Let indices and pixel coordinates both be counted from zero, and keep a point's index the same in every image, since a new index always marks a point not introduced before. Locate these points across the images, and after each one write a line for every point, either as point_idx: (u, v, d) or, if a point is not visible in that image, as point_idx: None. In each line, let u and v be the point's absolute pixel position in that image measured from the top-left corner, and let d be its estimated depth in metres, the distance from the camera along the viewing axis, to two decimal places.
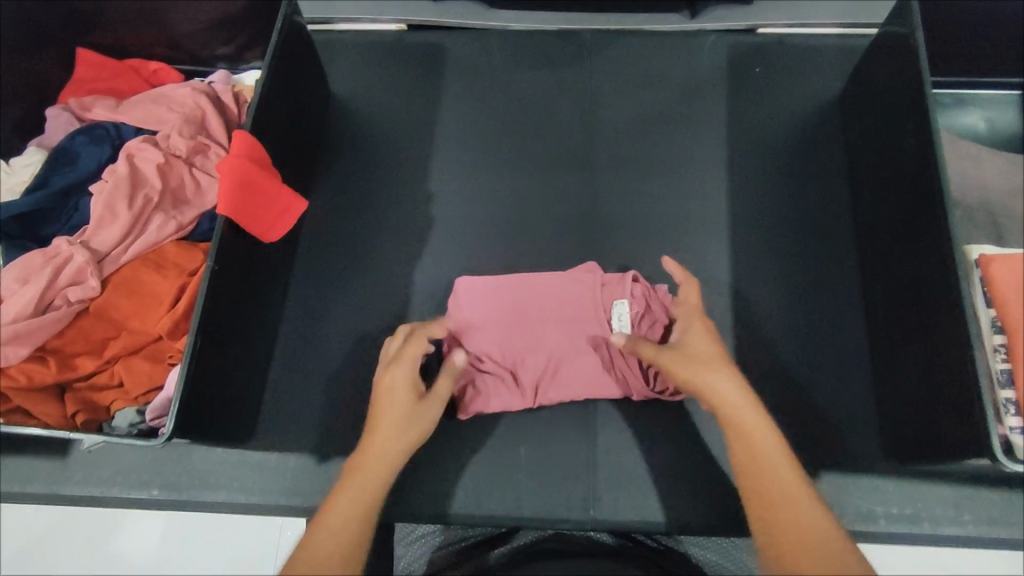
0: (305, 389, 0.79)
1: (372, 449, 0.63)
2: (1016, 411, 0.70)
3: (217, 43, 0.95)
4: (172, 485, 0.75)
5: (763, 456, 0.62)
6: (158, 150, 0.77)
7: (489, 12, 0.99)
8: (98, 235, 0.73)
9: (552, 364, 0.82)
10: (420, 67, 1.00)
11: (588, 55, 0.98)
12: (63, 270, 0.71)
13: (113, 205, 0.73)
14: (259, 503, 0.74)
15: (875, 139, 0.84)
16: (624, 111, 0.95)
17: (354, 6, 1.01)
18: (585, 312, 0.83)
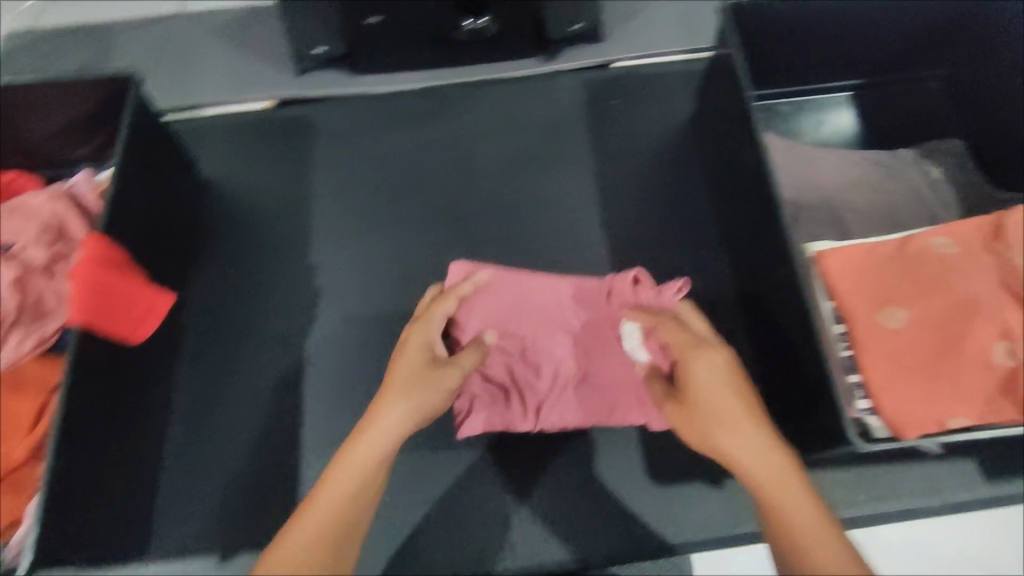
0: (197, 491, 0.79)
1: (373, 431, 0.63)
2: (863, 394, 0.61)
3: (75, 144, 0.94)
4: None
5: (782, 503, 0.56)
6: (13, 268, 0.76)
7: (353, 78, 1.03)
8: None
9: (565, 382, 0.81)
10: (289, 139, 1.02)
11: (451, 110, 1.03)
12: None
13: None
14: None
15: (725, 148, 0.89)
16: (495, 156, 1.00)
17: (219, 89, 1.02)
18: (593, 326, 0.83)
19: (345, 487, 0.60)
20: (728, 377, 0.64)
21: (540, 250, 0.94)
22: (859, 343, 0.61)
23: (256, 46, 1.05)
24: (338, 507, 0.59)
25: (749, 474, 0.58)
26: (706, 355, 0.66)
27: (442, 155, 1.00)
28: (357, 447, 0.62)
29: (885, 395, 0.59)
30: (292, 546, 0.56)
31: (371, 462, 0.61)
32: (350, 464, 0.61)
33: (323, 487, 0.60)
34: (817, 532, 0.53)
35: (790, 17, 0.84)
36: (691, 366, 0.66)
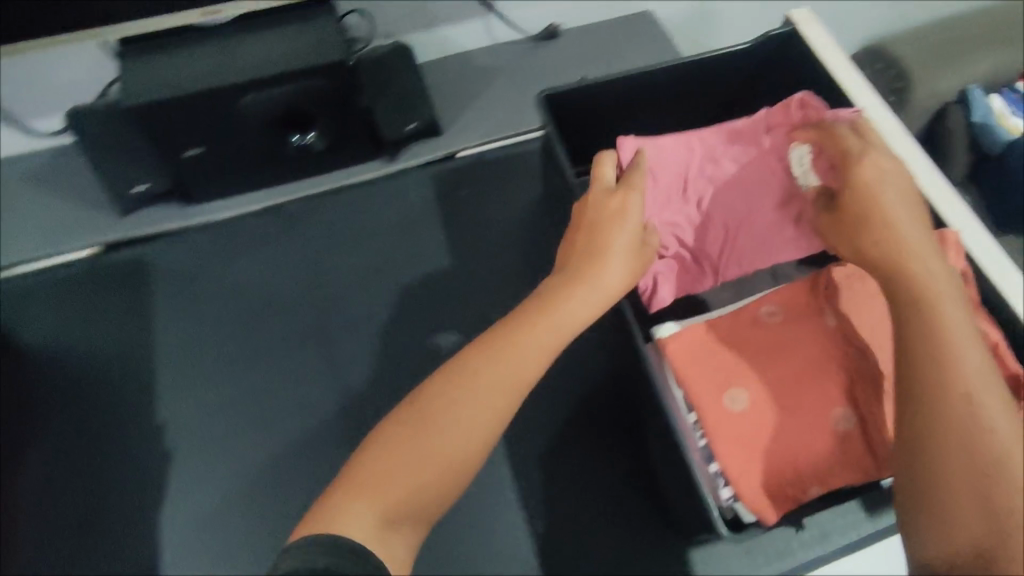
0: None
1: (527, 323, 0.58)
2: (726, 483, 0.62)
3: None
4: None
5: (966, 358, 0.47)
6: None
7: (189, 210, 0.97)
8: None
9: (728, 226, 0.70)
10: (124, 285, 0.94)
11: (298, 225, 0.99)
12: None
13: None
14: None
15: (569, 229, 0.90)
16: (348, 267, 0.96)
17: (34, 244, 0.94)
18: (763, 163, 0.71)
19: (452, 433, 0.54)
20: (904, 195, 0.57)
21: (408, 359, 0.90)
22: (713, 433, 0.61)
23: (72, 188, 0.97)
24: (472, 427, 0.54)
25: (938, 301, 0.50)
26: (881, 164, 0.58)
27: (294, 274, 0.95)
28: (492, 372, 0.56)
29: (742, 481, 0.60)
30: (376, 482, 0.50)
31: (496, 399, 0.55)
32: (477, 388, 0.56)
33: (457, 398, 0.55)
34: (993, 405, 0.45)
35: (602, 99, 0.87)
36: (863, 172, 0.57)
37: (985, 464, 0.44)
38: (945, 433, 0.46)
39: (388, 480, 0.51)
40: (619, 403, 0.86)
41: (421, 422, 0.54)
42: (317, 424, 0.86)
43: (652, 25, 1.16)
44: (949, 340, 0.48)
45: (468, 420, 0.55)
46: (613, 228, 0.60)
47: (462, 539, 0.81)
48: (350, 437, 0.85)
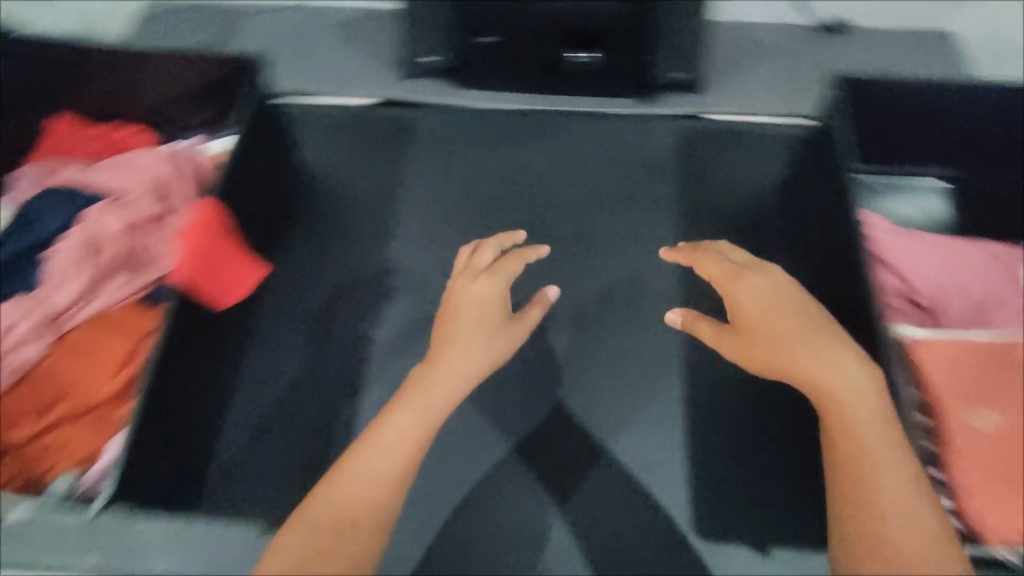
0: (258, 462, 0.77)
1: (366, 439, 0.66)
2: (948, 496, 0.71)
3: (188, 113, 1.01)
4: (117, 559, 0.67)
5: (856, 454, 0.63)
6: (122, 214, 0.80)
7: (458, 91, 1.04)
8: (56, 292, 0.73)
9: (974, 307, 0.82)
10: (385, 137, 1.02)
11: (549, 133, 1.02)
12: (10, 331, 0.69)
13: (69, 266, 0.74)
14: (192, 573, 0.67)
15: (816, 219, 0.94)
16: (583, 183, 1.00)
17: (325, 80, 1.05)
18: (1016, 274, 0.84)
19: (367, 486, 0.62)
20: (771, 300, 0.75)
21: (615, 284, 0.93)
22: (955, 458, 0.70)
23: (369, 47, 1.09)
24: (361, 500, 0.62)
25: (838, 399, 0.65)
26: (759, 275, 0.78)
27: (533, 176, 1.00)
28: (368, 449, 0.64)
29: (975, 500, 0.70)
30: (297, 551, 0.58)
31: (386, 465, 0.64)
32: (348, 478, 0.63)
33: (342, 475, 0.63)
34: (884, 451, 0.62)
35: (896, 106, 0.94)
36: (738, 295, 0.77)
37: (883, 507, 0.59)
38: (855, 495, 0.61)
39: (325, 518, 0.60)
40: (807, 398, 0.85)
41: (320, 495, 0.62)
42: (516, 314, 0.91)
43: (951, 52, 1.08)
44: (847, 408, 0.65)
45: (377, 467, 0.63)
46: (466, 310, 0.77)
47: (620, 464, 0.82)
48: (543, 332, 0.89)
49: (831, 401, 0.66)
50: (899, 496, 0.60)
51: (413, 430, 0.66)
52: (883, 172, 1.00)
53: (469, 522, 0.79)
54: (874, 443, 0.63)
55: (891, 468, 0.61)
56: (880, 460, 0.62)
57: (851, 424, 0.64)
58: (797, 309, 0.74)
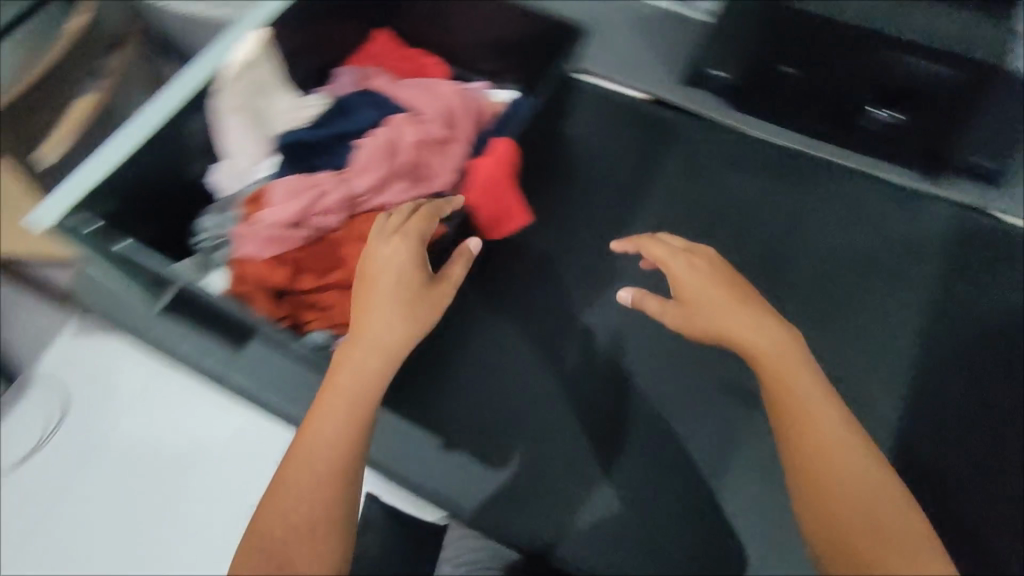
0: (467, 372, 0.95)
1: (335, 391, 0.64)
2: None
3: (483, 59, 1.10)
4: None
5: (846, 468, 0.59)
6: (421, 129, 0.88)
7: (729, 112, 1.07)
8: (359, 178, 0.82)
9: None
10: (651, 136, 1.08)
11: (807, 181, 1.03)
12: (319, 199, 0.79)
13: (372, 159, 0.83)
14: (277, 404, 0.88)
15: None
16: (830, 239, 1.00)
17: (612, 67, 1.11)
18: None
19: (328, 450, 0.62)
20: (693, 264, 0.71)
21: (830, 343, 0.93)
22: None
23: (661, 46, 1.11)
24: (320, 463, 0.61)
25: (809, 417, 0.61)
26: (652, 240, 0.74)
27: (777, 217, 1.02)
28: (324, 434, 0.62)
29: None
30: (275, 540, 0.59)
31: (336, 425, 0.62)
32: (314, 442, 0.62)
33: (311, 433, 0.63)
34: (845, 455, 0.59)
35: None
36: (670, 266, 0.72)
37: (853, 503, 0.58)
38: (815, 470, 0.59)
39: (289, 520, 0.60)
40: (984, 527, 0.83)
41: (295, 454, 0.62)
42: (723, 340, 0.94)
43: None
44: (803, 412, 0.61)
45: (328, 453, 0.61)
46: (378, 281, 0.69)
47: (772, 512, 0.86)
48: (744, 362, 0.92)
49: (791, 415, 0.62)
50: (853, 492, 0.58)
51: (359, 391, 0.64)
52: None
53: (621, 502, 0.87)
54: (844, 463, 0.59)
55: (846, 472, 0.59)
56: (836, 457, 0.59)
57: (817, 416, 0.61)
58: (731, 305, 0.67)
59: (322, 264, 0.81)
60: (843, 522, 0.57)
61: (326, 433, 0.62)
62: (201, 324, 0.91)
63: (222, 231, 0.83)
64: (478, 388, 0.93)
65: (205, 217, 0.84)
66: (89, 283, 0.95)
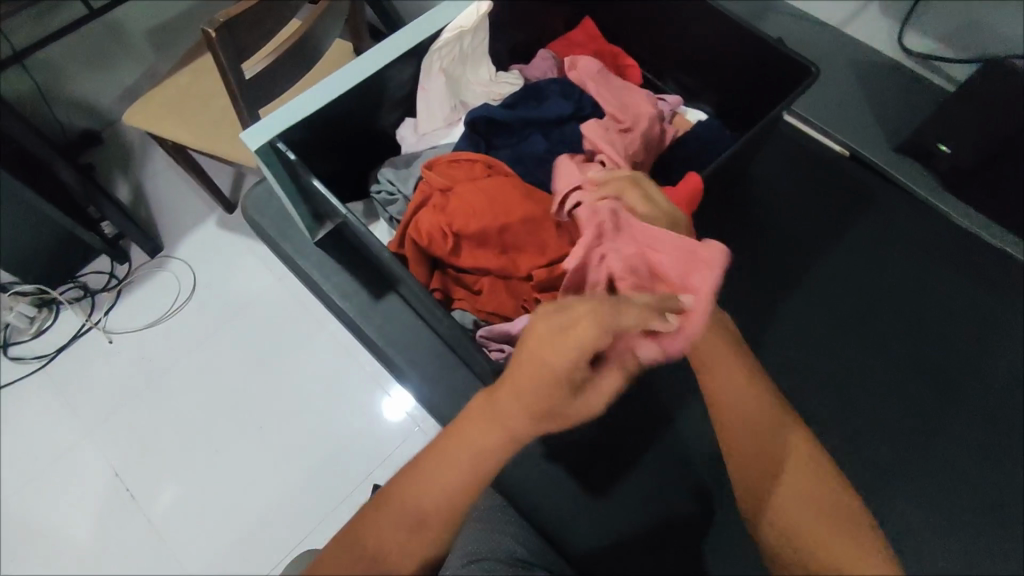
0: None
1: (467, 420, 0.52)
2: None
3: (683, 74, 1.05)
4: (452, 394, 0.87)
5: (778, 464, 0.52)
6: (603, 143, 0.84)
7: (945, 197, 0.99)
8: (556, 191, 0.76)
9: None
10: (841, 198, 1.02)
11: (998, 293, 0.97)
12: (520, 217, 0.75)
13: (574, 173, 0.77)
14: (390, 357, 0.90)
15: None
16: (1002, 365, 0.94)
17: (822, 114, 1.04)
18: None
19: (461, 478, 0.51)
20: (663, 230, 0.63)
21: (969, 468, 0.89)
22: None
23: (877, 106, 1.03)
24: (446, 490, 0.51)
25: (739, 415, 0.54)
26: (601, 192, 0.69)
27: (955, 322, 0.96)
28: (456, 467, 0.51)
29: None
30: (378, 536, 0.51)
31: (478, 455, 0.51)
32: (442, 473, 0.51)
33: (438, 461, 0.52)
34: (765, 435, 0.54)
35: None
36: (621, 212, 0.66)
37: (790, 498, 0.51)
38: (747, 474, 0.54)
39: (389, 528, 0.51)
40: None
41: (409, 475, 0.53)
42: (862, 431, 0.91)
43: None
44: (722, 395, 0.55)
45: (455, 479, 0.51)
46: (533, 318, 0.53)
47: None
48: (877, 461, 0.89)
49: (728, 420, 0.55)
50: (797, 489, 0.52)
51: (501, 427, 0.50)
52: None
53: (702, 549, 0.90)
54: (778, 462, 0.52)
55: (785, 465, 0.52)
56: (752, 432, 0.54)
57: (725, 412, 0.55)
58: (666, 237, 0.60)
59: (483, 242, 0.76)
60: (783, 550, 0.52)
61: (460, 462, 0.51)
62: (352, 266, 0.94)
63: (397, 186, 0.83)
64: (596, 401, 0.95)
65: (384, 169, 0.84)
66: (264, 200, 1.01)
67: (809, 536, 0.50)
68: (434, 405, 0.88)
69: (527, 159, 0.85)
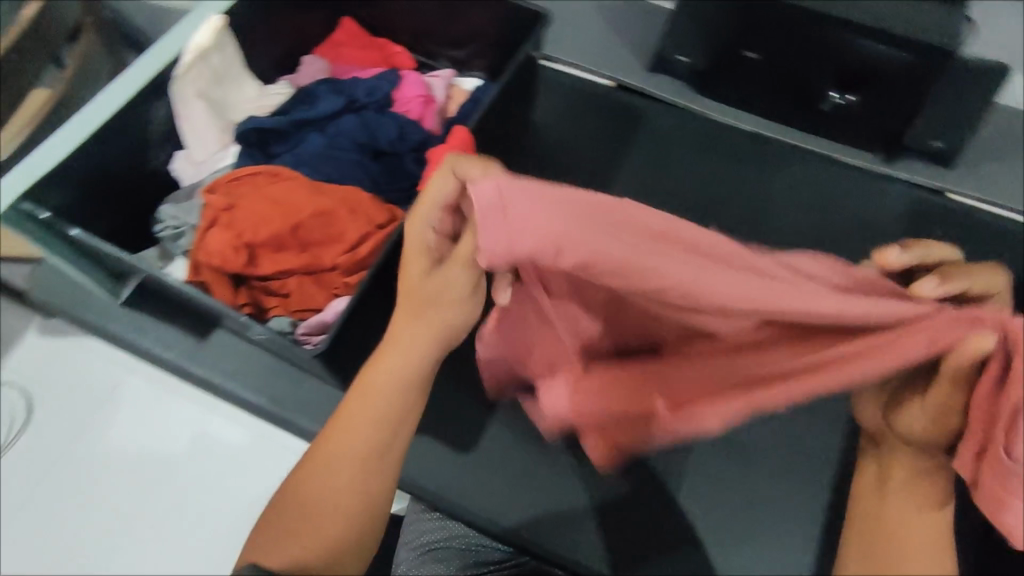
0: None
1: (394, 352, 0.60)
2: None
3: (449, 47, 1.09)
4: (301, 404, 0.85)
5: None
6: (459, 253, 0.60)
7: (701, 99, 1.05)
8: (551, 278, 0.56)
9: None
10: (618, 120, 1.07)
11: (775, 163, 1.03)
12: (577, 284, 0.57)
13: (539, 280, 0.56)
14: (232, 393, 0.86)
15: None
16: (792, 226, 1.01)
17: (577, 54, 1.09)
18: None
19: (388, 405, 0.59)
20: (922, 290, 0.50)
21: None
22: None
23: (626, 34, 1.11)
24: (377, 420, 0.59)
25: (907, 539, 0.50)
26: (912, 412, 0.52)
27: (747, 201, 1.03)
28: (380, 394, 0.59)
29: None
30: (322, 484, 0.58)
31: (402, 379, 0.60)
32: (367, 411, 0.59)
33: (364, 400, 0.60)
34: (914, 503, 0.52)
35: None
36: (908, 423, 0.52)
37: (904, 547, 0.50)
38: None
39: (316, 513, 0.57)
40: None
41: (347, 419, 0.60)
42: None
43: None
44: (919, 536, 0.50)
45: (360, 435, 0.59)
46: (414, 257, 0.58)
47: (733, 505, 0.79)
48: None
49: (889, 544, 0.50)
50: None
51: (424, 354, 0.61)
52: None
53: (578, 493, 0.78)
54: None
55: (933, 544, 0.50)
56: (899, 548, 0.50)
57: (890, 528, 0.51)
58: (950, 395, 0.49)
59: (281, 246, 0.77)
60: None
61: (393, 383, 0.60)
62: (168, 316, 0.90)
63: (182, 219, 0.80)
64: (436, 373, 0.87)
65: (164, 207, 0.81)
66: (53, 280, 0.94)
67: None
68: (286, 426, 0.85)
69: (305, 157, 0.86)
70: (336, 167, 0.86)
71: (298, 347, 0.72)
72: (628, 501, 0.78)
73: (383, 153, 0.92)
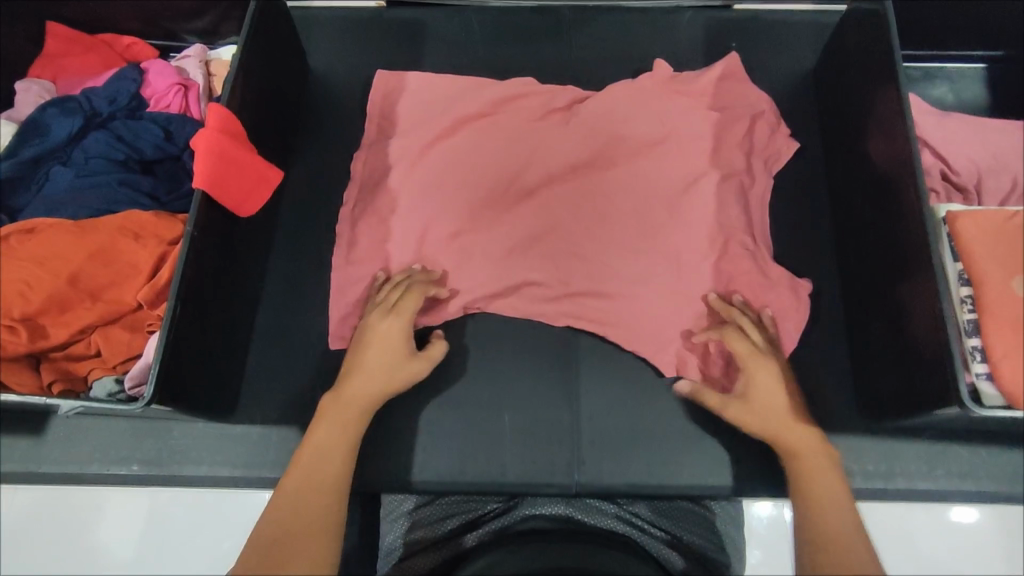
0: (272, 367, 0.81)
1: (358, 382, 0.67)
2: (983, 359, 0.61)
3: (188, 18, 0.94)
4: (178, 453, 0.77)
5: (795, 449, 0.62)
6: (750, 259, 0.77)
7: None
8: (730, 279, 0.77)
9: None
10: (399, 39, 0.98)
11: (566, 32, 0.98)
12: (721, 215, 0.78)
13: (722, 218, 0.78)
14: (100, 475, 0.77)
15: (834, 105, 0.88)
16: (607, 80, 0.96)
17: None
18: None
19: (354, 419, 0.65)
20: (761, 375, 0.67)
21: None
22: (986, 308, 0.60)
23: None
24: (343, 435, 0.63)
25: (784, 429, 0.64)
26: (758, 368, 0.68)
27: (553, 75, 0.96)
28: (333, 411, 0.65)
29: (1005, 363, 0.59)
30: (300, 478, 0.58)
31: (369, 392, 0.67)
32: (330, 421, 0.64)
33: (332, 411, 0.65)
34: (804, 455, 0.61)
35: None
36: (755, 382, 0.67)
37: (829, 508, 0.56)
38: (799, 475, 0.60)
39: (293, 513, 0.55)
40: (846, 292, 0.81)
41: (326, 428, 0.63)
42: None
43: None
44: (779, 431, 0.64)
45: (347, 418, 0.64)
46: (369, 349, 0.69)
47: (637, 376, 0.78)
48: None
49: (789, 449, 0.63)
50: (816, 467, 0.60)
51: (368, 393, 0.67)
52: (928, 56, 0.92)
53: (485, 428, 0.77)
54: (815, 463, 0.61)
55: (829, 486, 0.58)
56: (791, 445, 0.62)
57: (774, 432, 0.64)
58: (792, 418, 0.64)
59: (67, 304, 0.67)
60: (814, 516, 0.56)
61: (366, 393, 0.66)
62: None
63: None
64: (306, 367, 0.80)
65: None
66: None
67: (822, 495, 0.58)
68: (174, 481, 0.77)
69: (62, 198, 0.74)
70: (100, 196, 0.74)
71: (129, 403, 0.64)
72: (536, 416, 0.78)
73: (154, 162, 0.81)
